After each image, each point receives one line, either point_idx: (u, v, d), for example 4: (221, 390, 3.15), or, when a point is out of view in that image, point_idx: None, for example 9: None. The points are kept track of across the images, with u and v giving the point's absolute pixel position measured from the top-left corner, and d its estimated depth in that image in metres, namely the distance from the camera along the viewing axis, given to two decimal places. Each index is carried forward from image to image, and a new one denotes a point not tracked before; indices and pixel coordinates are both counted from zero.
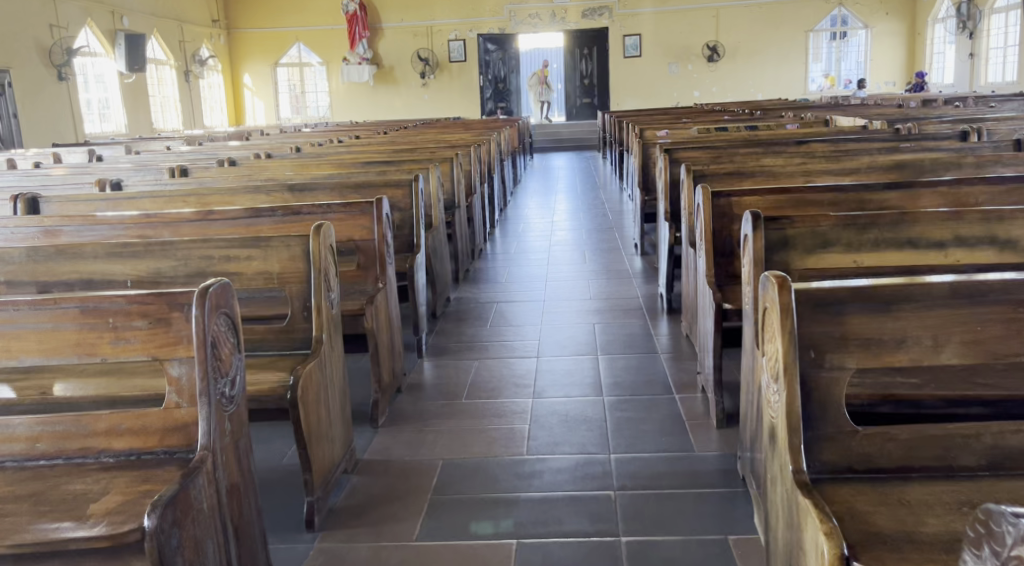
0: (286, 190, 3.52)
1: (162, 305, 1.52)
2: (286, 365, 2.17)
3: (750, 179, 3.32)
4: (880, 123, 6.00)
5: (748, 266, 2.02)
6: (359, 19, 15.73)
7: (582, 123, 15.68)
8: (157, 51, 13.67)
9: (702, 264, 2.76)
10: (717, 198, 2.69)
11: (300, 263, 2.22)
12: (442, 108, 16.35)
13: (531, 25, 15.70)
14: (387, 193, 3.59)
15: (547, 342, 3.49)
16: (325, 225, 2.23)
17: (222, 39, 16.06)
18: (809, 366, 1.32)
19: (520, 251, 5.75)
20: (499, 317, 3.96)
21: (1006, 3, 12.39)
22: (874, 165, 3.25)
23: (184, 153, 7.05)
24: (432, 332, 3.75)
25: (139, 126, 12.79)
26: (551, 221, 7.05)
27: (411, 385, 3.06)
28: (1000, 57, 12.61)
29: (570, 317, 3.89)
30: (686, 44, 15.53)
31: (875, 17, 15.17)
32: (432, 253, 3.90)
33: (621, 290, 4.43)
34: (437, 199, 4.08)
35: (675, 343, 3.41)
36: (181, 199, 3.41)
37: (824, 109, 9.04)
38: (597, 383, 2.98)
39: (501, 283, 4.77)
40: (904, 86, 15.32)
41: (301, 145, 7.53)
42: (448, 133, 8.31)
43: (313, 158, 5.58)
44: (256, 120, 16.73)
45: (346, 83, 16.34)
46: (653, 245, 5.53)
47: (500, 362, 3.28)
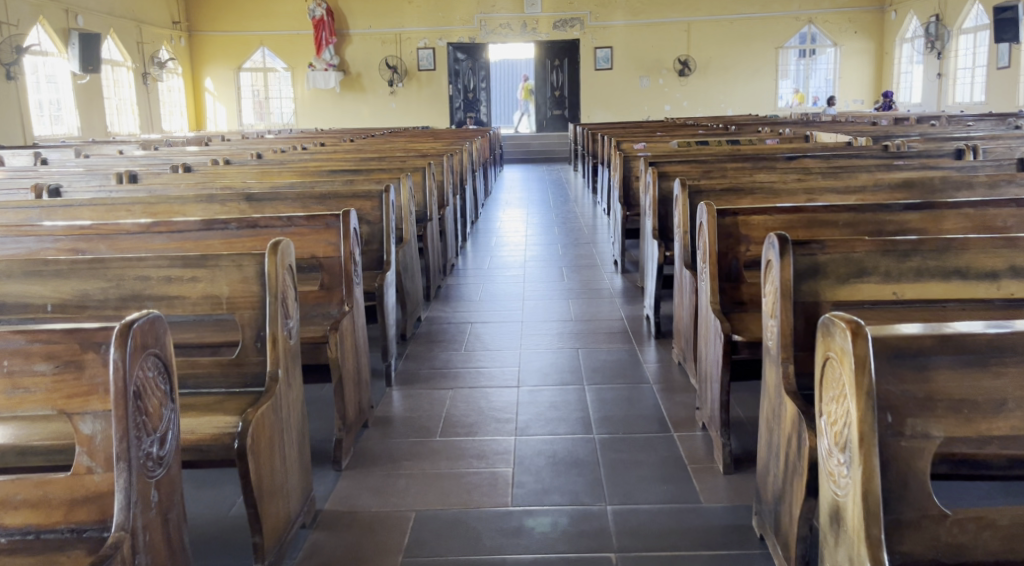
0: (242, 199, 3.19)
1: (74, 344, 1.21)
2: (237, 404, 1.85)
3: (749, 196, 3.07)
4: (864, 140, 5.85)
5: (773, 296, 1.76)
6: (325, 25, 15.33)
7: (553, 135, 15.47)
8: (114, 52, 13.16)
9: (704, 290, 2.50)
10: (723, 216, 2.43)
11: (253, 286, 1.91)
12: (409, 117, 16.03)
13: (501, 35, 15.48)
14: (355, 206, 3.28)
15: (527, 369, 3.21)
16: (285, 241, 1.92)
17: (183, 41, 15.56)
18: (889, 434, 1.06)
19: (493, 267, 5.47)
20: (474, 340, 3.67)
21: (975, 24, 12.48)
22: (880, 183, 3.05)
23: (136, 158, 6.66)
24: (401, 356, 3.44)
25: (92, 127, 12.28)
26: (524, 235, 6.77)
27: (380, 419, 2.76)
28: (968, 78, 12.69)
29: (551, 341, 3.61)
30: (657, 58, 15.46)
31: (844, 35, 15.20)
32: (402, 269, 3.60)
33: (603, 311, 4.17)
34: (408, 211, 3.78)
35: (666, 371, 3.15)
36: (126, 208, 3.08)
37: (799, 125, 8.94)
38: (584, 418, 2.70)
39: (474, 301, 4.49)
40: (872, 104, 15.37)
41: (263, 152, 7.18)
42: (416, 142, 8.02)
43: (274, 166, 5.25)
44: (217, 126, 16.25)
45: (311, 90, 15.95)
46: (633, 264, 5.29)
47: (477, 392, 2.98)
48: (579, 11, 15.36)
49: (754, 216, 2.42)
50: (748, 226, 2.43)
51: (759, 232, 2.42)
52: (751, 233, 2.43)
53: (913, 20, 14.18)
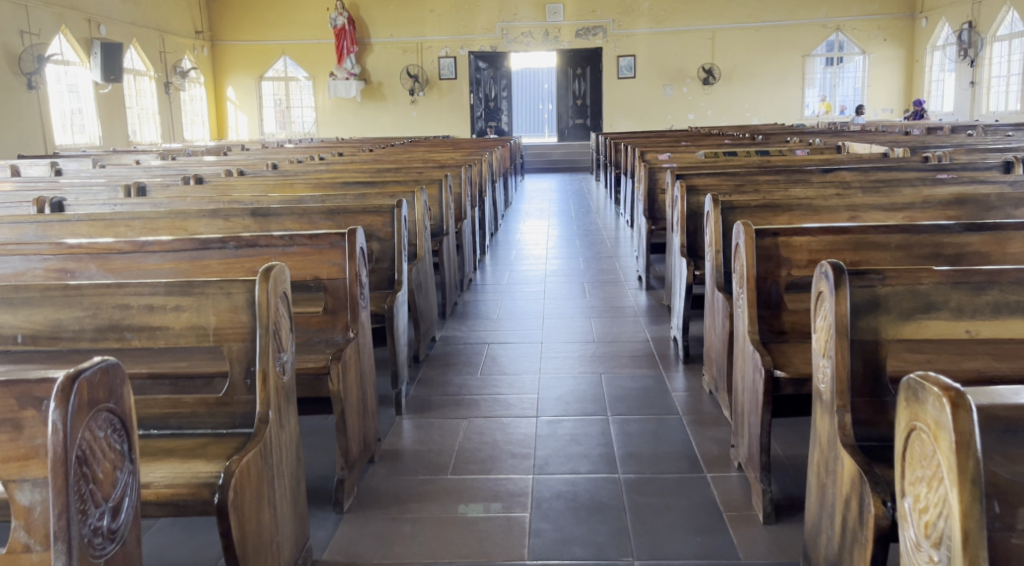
0: (246, 214, 3.02)
1: (10, 401, 1.02)
2: (223, 450, 1.67)
3: (787, 212, 2.84)
4: (901, 150, 5.58)
5: (826, 332, 1.55)
6: (347, 34, 15.28)
7: (574, 144, 15.28)
8: (136, 62, 13.18)
9: (740, 317, 2.27)
10: (761, 237, 2.21)
11: (242, 316, 1.72)
12: (429, 126, 15.91)
13: (523, 44, 15.33)
14: (365, 221, 3.10)
15: (547, 397, 3.01)
16: (279, 265, 1.74)
17: (205, 50, 15.58)
18: (995, 528, 0.85)
19: (512, 282, 5.27)
20: (491, 363, 3.47)
21: (1010, 31, 12.14)
22: (930, 199, 2.81)
23: (150, 169, 6.55)
24: (414, 381, 3.26)
25: (114, 137, 12.26)
26: (544, 248, 6.57)
27: (387, 453, 2.57)
28: (1002, 87, 12.34)
29: (573, 364, 3.40)
30: (681, 66, 15.23)
31: (873, 43, 14.86)
32: (414, 288, 3.41)
33: (626, 331, 3.95)
34: (423, 226, 3.60)
35: (697, 401, 2.93)
36: (124, 224, 2.93)
37: (829, 135, 8.66)
38: (607, 455, 2.49)
39: (492, 319, 4.29)
40: (902, 113, 15.00)
41: (279, 162, 7.04)
42: (435, 152, 7.86)
43: (288, 178, 5.09)
44: (239, 135, 16.25)
45: (332, 99, 15.88)
46: (659, 280, 5.07)
47: (492, 422, 2.79)
48: (602, 19, 15.16)
49: (796, 237, 2.19)
50: (789, 248, 2.20)
51: (802, 256, 2.19)
52: (792, 255, 2.20)
53: (945, 27, 13.85)
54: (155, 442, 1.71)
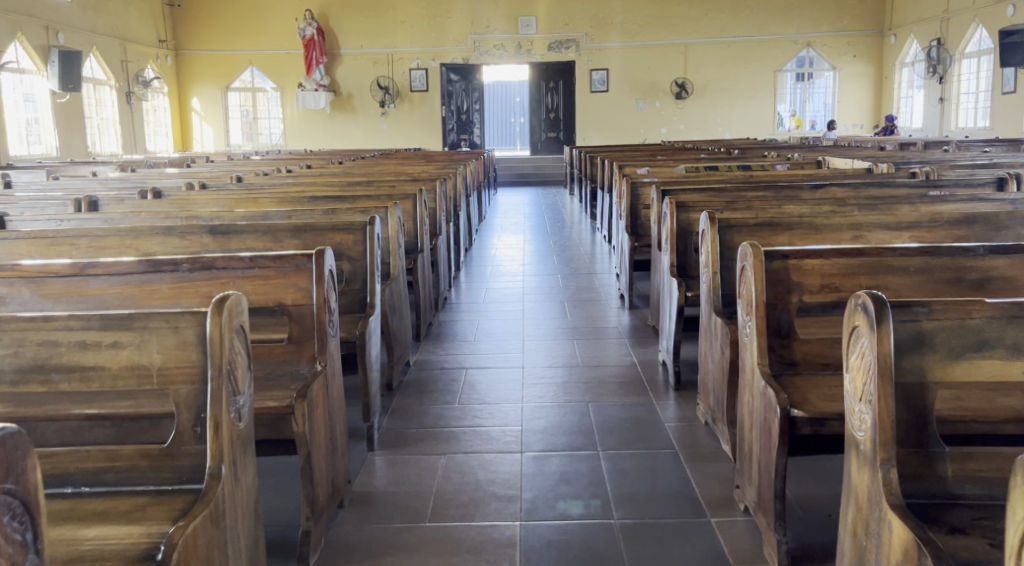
0: (204, 231, 2.78)
1: None
2: (167, 511, 1.42)
3: (787, 232, 2.67)
4: (885, 166, 5.47)
5: (864, 372, 1.36)
6: (316, 44, 14.99)
7: (547, 157, 15.14)
8: (96, 71, 12.80)
9: (747, 347, 2.08)
10: (771, 259, 2.03)
11: (191, 353, 1.48)
12: (399, 138, 15.67)
13: (495, 56, 15.20)
14: (334, 239, 2.86)
15: (532, 429, 2.79)
16: (235, 294, 1.51)
17: (169, 59, 15.21)
18: None
19: (488, 301, 5.05)
20: (470, 390, 3.25)
21: (978, 48, 12.26)
22: (937, 218, 2.64)
23: (107, 181, 6.23)
24: (386, 411, 3.02)
25: (72, 148, 11.85)
26: (520, 264, 6.37)
27: (357, 496, 2.33)
28: (971, 103, 12.44)
29: (556, 392, 3.19)
30: (653, 80, 15.19)
31: (843, 59, 14.94)
32: (387, 309, 3.18)
33: (610, 354, 3.75)
34: (397, 244, 3.37)
35: (692, 432, 2.74)
36: (69, 242, 2.66)
37: (807, 150, 8.58)
38: (600, 496, 2.27)
39: (468, 341, 4.06)
40: (872, 128, 15.08)
41: (244, 174, 6.76)
42: (407, 165, 7.62)
43: (253, 191, 4.82)
44: (204, 146, 15.87)
45: (301, 111, 15.59)
46: (641, 299, 4.88)
47: (474, 458, 2.56)
48: (574, 32, 15.09)
49: (807, 259, 2.03)
50: (800, 271, 2.03)
51: (814, 280, 2.03)
52: (804, 280, 2.03)
53: (913, 44, 13.98)
54: (86, 502, 1.45)
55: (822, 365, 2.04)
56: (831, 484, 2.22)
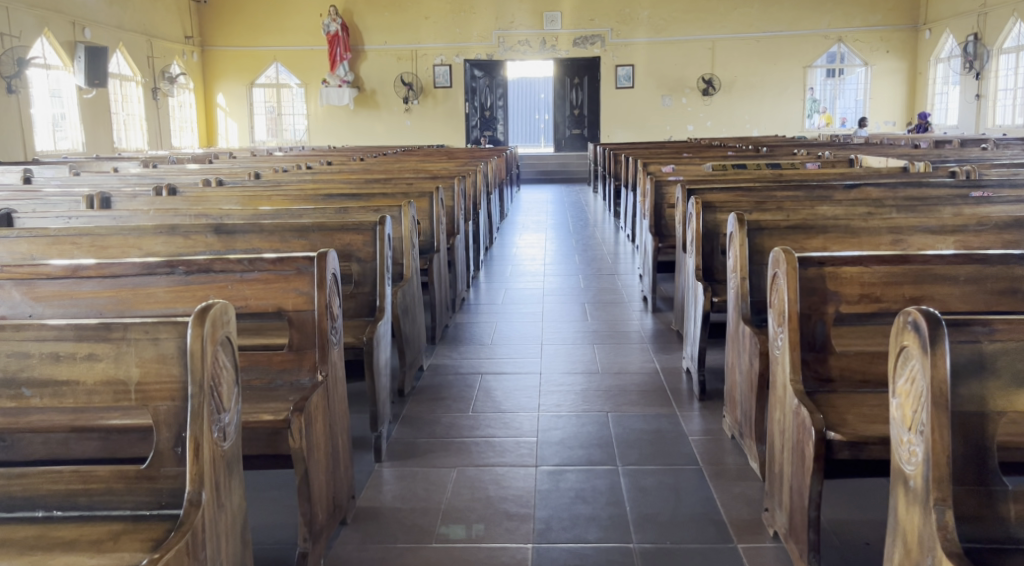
0: (209, 231, 2.67)
1: None
2: (142, 540, 1.31)
3: (821, 235, 2.51)
4: (921, 165, 5.24)
5: (915, 399, 1.20)
6: (340, 40, 14.94)
7: (571, 154, 14.97)
8: (122, 67, 12.84)
9: (779, 361, 1.92)
10: (805, 267, 1.87)
11: (172, 367, 1.37)
12: (423, 135, 15.57)
13: (519, 52, 15.05)
14: (344, 240, 2.75)
15: (549, 441, 2.66)
16: (220, 303, 1.39)
17: (195, 56, 15.25)
18: None
19: (508, 302, 4.92)
20: (485, 397, 3.12)
21: (1017, 43, 11.89)
22: (983, 221, 2.46)
23: (125, 177, 6.17)
24: (396, 420, 2.90)
25: (98, 143, 11.88)
26: (541, 264, 6.22)
27: (363, 512, 2.21)
28: (1009, 100, 12.07)
29: (575, 401, 3.05)
30: (680, 77, 14.96)
31: (875, 55, 14.59)
32: (399, 312, 3.06)
33: (631, 360, 3.60)
34: (410, 244, 3.25)
35: (718, 446, 2.58)
36: (70, 241, 2.57)
37: (839, 148, 8.32)
38: (619, 517, 2.14)
39: (485, 344, 3.93)
40: (904, 126, 14.73)
41: (263, 171, 6.68)
42: (428, 162, 7.48)
43: (268, 188, 4.72)
44: (229, 142, 15.90)
45: (325, 107, 15.54)
46: (666, 302, 4.72)
47: (486, 472, 2.44)
48: (600, 28, 14.90)
49: (845, 267, 1.87)
50: (837, 281, 1.87)
51: (852, 290, 1.87)
52: (842, 289, 1.87)
53: (949, 39, 13.61)
54: (56, 528, 1.36)
55: (861, 382, 1.88)
56: (867, 509, 2.06)
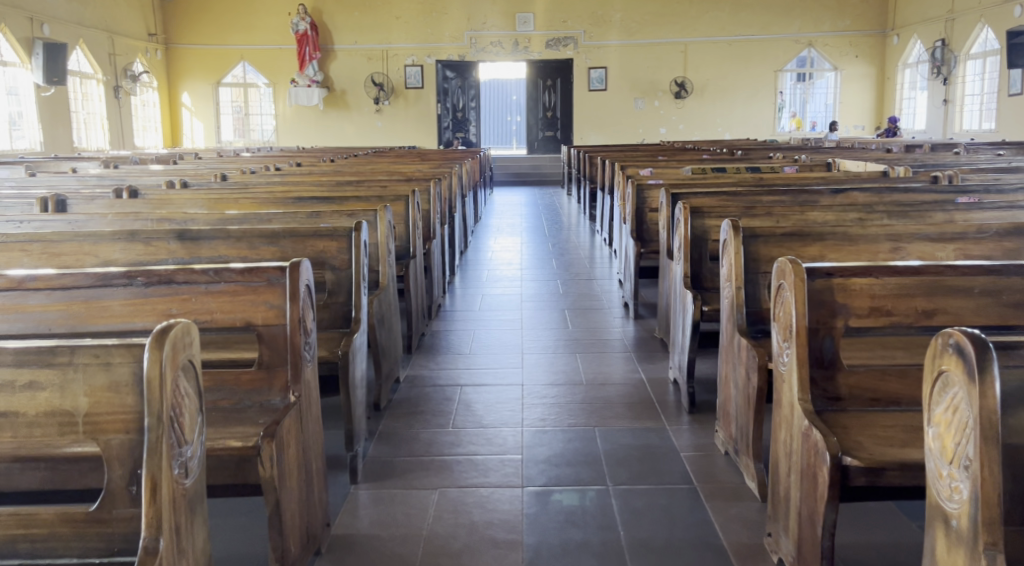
0: (172, 237, 2.50)
1: None
2: None
3: (818, 242, 2.42)
4: (902, 169, 5.19)
5: (960, 433, 1.08)
6: (309, 40, 14.66)
7: (543, 157, 14.87)
8: (83, 64, 12.48)
9: (786, 378, 1.80)
10: (813, 277, 1.76)
11: (126, 397, 1.22)
12: (395, 137, 15.37)
13: (491, 53, 14.92)
14: (316, 247, 2.59)
15: (534, 459, 2.52)
16: (182, 323, 1.24)
17: (159, 54, 14.90)
18: None
19: (485, 308, 4.78)
20: (465, 411, 2.98)
21: (984, 49, 12.02)
22: (984, 229, 2.36)
23: (85, 178, 5.92)
24: (372, 436, 2.75)
25: (57, 143, 11.51)
26: (517, 269, 6.10)
27: (338, 541, 2.06)
28: (976, 105, 12.20)
29: (559, 414, 2.92)
30: (652, 80, 14.94)
31: (844, 60, 14.69)
32: (375, 322, 2.91)
33: (615, 371, 3.48)
34: (386, 251, 3.10)
35: (711, 463, 2.47)
36: (20, 248, 2.38)
37: (813, 152, 8.29)
38: (612, 542, 2.01)
39: (463, 354, 3.80)
40: (873, 130, 14.84)
41: (230, 172, 6.46)
42: (401, 164, 7.32)
43: (236, 191, 4.53)
44: (194, 142, 15.55)
45: (293, 107, 15.26)
46: (647, 308, 4.62)
47: (469, 495, 2.30)
48: (573, 29, 14.82)
49: (855, 279, 1.76)
50: (846, 292, 1.76)
51: (862, 302, 1.76)
52: (851, 301, 1.76)
53: (917, 44, 13.76)
54: None
55: (872, 401, 1.77)
56: (873, 532, 1.95)
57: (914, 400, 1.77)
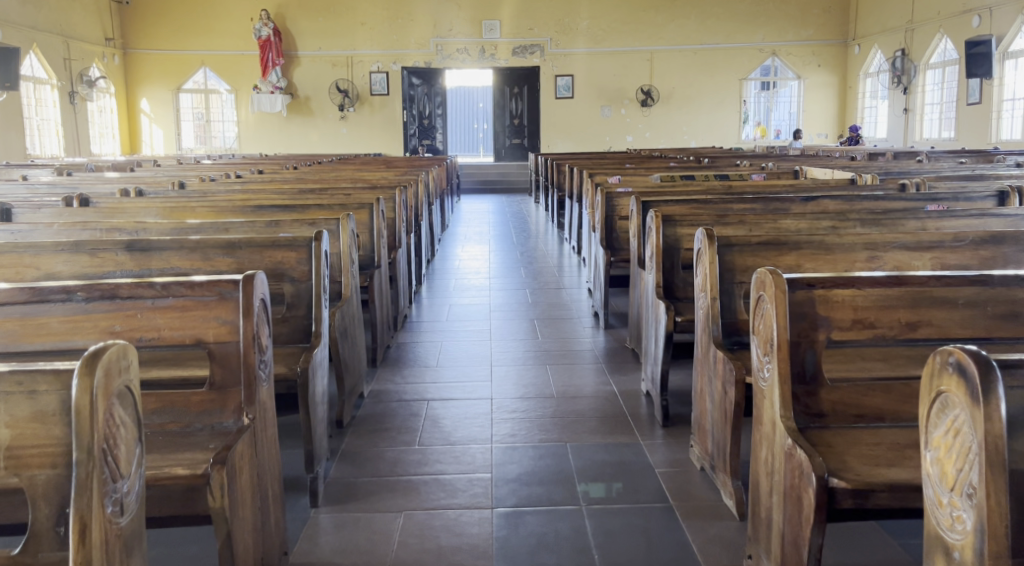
0: (121, 248, 2.36)
1: None
2: None
3: (794, 251, 2.37)
4: (868, 176, 5.19)
5: (964, 457, 1.01)
6: (272, 45, 14.43)
7: (511, 164, 14.82)
8: (37, 69, 12.14)
9: (768, 393, 1.72)
10: (794, 289, 1.69)
11: (53, 428, 1.09)
12: (360, 144, 15.18)
13: (458, 60, 14.83)
14: (275, 257, 2.47)
15: (503, 478, 2.42)
16: (118, 345, 1.12)
17: (117, 58, 14.57)
18: None
19: (452, 319, 4.68)
20: (432, 427, 2.87)
21: (943, 59, 12.23)
22: (961, 236, 2.31)
23: (36, 186, 5.70)
24: (334, 455, 2.63)
25: (9, 149, 11.14)
26: (485, 278, 6.00)
27: None
28: (936, 113, 12.40)
29: (529, 430, 2.82)
30: (619, 87, 14.97)
31: (807, 69, 14.88)
32: (338, 335, 2.79)
33: (585, 383, 3.39)
34: (349, 260, 2.98)
35: (686, 480, 2.39)
36: None
37: (779, 160, 8.32)
38: None
39: (429, 367, 3.68)
40: (836, 138, 15.03)
41: (189, 180, 6.28)
42: (366, 172, 7.19)
43: (194, 199, 4.38)
44: (154, 149, 15.21)
45: (256, 113, 15.02)
46: (617, 317, 4.55)
47: (437, 517, 2.19)
48: (539, 37, 14.81)
49: (837, 290, 1.69)
50: (827, 304, 1.69)
51: (844, 315, 1.69)
52: (832, 314, 1.69)
53: (877, 54, 13.98)
54: None
55: (856, 417, 1.70)
56: (858, 552, 1.88)
57: (898, 416, 1.71)
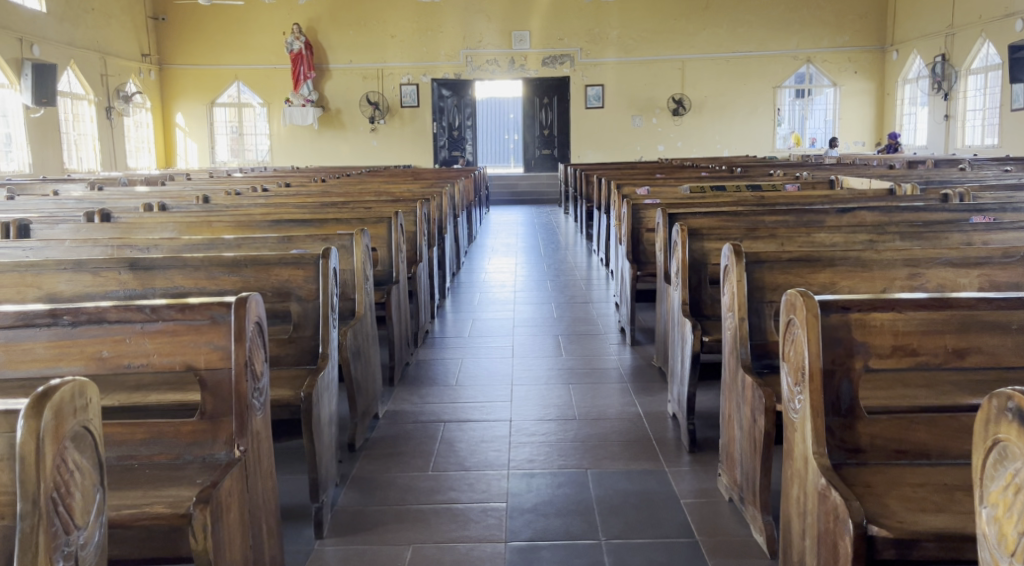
0: (124, 267, 2.29)
1: None
2: None
3: (828, 268, 2.22)
4: (908, 186, 4.98)
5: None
6: (303, 59, 14.55)
7: (541, 175, 14.73)
8: (74, 84, 12.36)
9: (799, 425, 1.57)
10: (828, 312, 1.54)
11: None
12: (391, 156, 15.20)
13: (487, 71, 14.80)
14: (282, 276, 2.37)
15: (519, 509, 2.29)
16: (75, 382, 1.02)
17: (153, 74, 14.80)
18: None
19: (476, 334, 4.57)
20: (448, 451, 2.75)
21: (985, 64, 11.87)
22: (1011, 252, 2.13)
23: (65, 201, 5.73)
24: (345, 481, 2.53)
25: (46, 165, 11.29)
26: (512, 291, 5.89)
27: None
28: (978, 120, 12.05)
29: (549, 456, 2.68)
30: (650, 97, 14.80)
31: (843, 75, 14.56)
32: (349, 355, 2.69)
33: (609, 404, 3.24)
34: (362, 276, 2.88)
35: (713, 514, 2.24)
36: None
37: (814, 169, 8.11)
38: None
39: (449, 386, 3.56)
40: (874, 146, 14.67)
41: (216, 193, 6.26)
42: (392, 184, 7.13)
43: (214, 214, 4.34)
44: (188, 163, 15.40)
45: (288, 126, 15.13)
46: (645, 334, 4.40)
47: (447, 551, 2.07)
48: (569, 47, 14.71)
49: (875, 314, 1.53)
50: (865, 329, 1.54)
51: (884, 341, 1.54)
52: (870, 340, 1.54)
53: (916, 60, 13.64)
54: None
55: (896, 454, 1.55)
56: None
57: (945, 452, 1.56)
